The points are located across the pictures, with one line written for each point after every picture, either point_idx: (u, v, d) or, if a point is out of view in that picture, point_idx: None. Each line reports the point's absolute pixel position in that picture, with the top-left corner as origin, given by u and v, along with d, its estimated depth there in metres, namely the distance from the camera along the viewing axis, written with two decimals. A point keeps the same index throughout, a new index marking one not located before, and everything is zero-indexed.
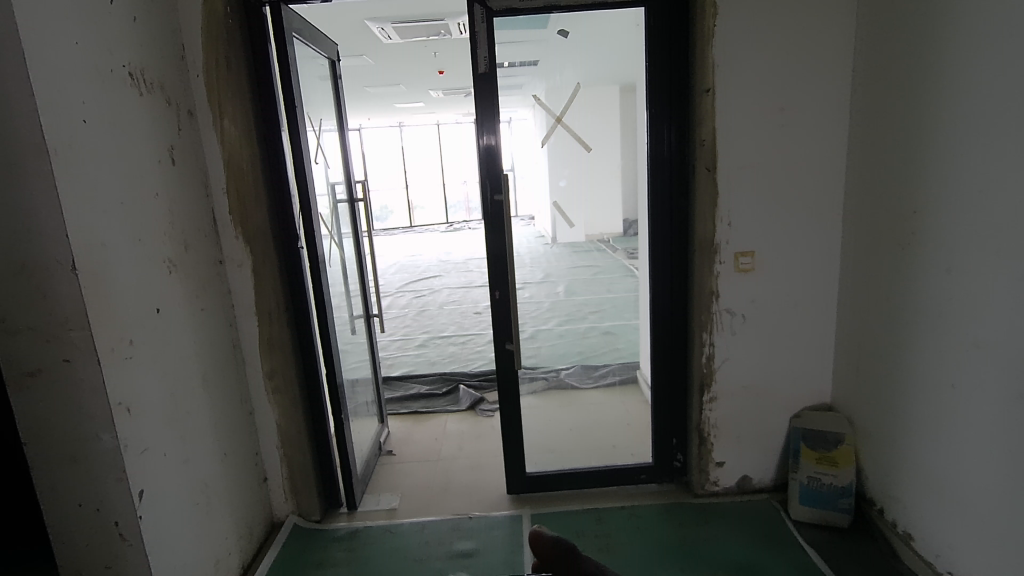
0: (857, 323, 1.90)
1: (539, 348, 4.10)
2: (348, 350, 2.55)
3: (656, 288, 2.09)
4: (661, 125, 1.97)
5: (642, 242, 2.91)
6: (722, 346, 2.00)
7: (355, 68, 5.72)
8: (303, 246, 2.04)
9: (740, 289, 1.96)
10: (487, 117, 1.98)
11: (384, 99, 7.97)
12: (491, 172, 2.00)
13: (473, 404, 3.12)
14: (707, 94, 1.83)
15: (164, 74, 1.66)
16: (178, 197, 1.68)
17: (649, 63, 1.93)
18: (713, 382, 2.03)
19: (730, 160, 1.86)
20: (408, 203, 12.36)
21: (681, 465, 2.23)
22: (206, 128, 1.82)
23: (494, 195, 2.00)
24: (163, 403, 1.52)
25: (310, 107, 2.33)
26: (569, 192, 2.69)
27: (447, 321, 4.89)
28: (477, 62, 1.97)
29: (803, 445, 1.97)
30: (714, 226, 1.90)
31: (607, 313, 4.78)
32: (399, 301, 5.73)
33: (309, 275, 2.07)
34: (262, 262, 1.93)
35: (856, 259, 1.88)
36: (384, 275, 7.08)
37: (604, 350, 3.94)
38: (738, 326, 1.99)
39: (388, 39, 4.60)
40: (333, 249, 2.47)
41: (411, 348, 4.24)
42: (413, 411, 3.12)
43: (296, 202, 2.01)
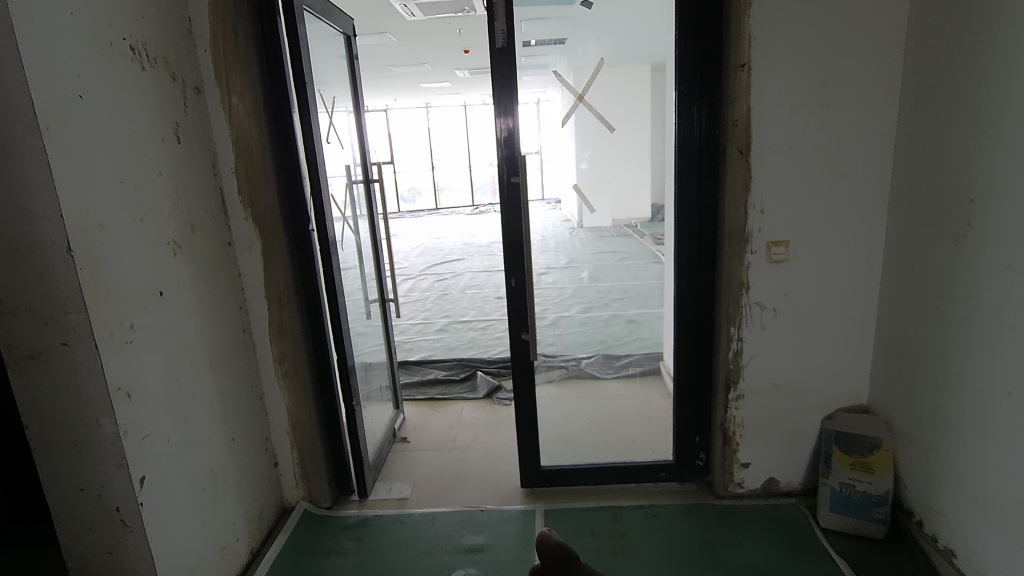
0: (900, 320, 1.76)
1: (561, 335, 4.01)
2: (363, 335, 2.50)
3: (681, 278, 1.97)
4: (690, 104, 1.83)
5: (668, 228, 2.77)
6: (751, 341, 1.88)
7: (378, 47, 5.64)
8: (314, 229, 1.98)
9: (772, 281, 1.83)
10: (504, 99, 1.87)
11: (409, 78, 7.88)
12: (508, 154, 1.90)
13: (490, 391, 3.06)
14: (742, 70, 1.69)
15: (170, 49, 1.60)
16: (184, 178, 1.63)
17: (680, 37, 1.78)
18: (740, 379, 1.92)
19: (765, 141, 1.72)
20: (434, 185, 12.33)
21: (704, 464, 2.13)
22: (214, 107, 1.76)
23: (511, 177, 1.91)
24: (165, 388, 1.49)
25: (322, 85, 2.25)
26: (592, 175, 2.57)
27: (468, 306, 4.83)
28: (493, 35, 1.85)
29: (836, 448, 1.85)
30: (746, 213, 1.78)
31: (632, 301, 4.66)
32: (422, 285, 5.70)
33: (320, 259, 2.01)
34: (273, 245, 1.89)
35: (900, 250, 1.73)
36: (408, 258, 7.07)
37: (628, 338, 3.83)
38: (768, 320, 1.87)
39: (412, 16, 4.50)
40: (348, 234, 2.41)
41: (431, 332, 4.19)
42: (429, 397, 3.08)
43: (308, 184, 1.95)
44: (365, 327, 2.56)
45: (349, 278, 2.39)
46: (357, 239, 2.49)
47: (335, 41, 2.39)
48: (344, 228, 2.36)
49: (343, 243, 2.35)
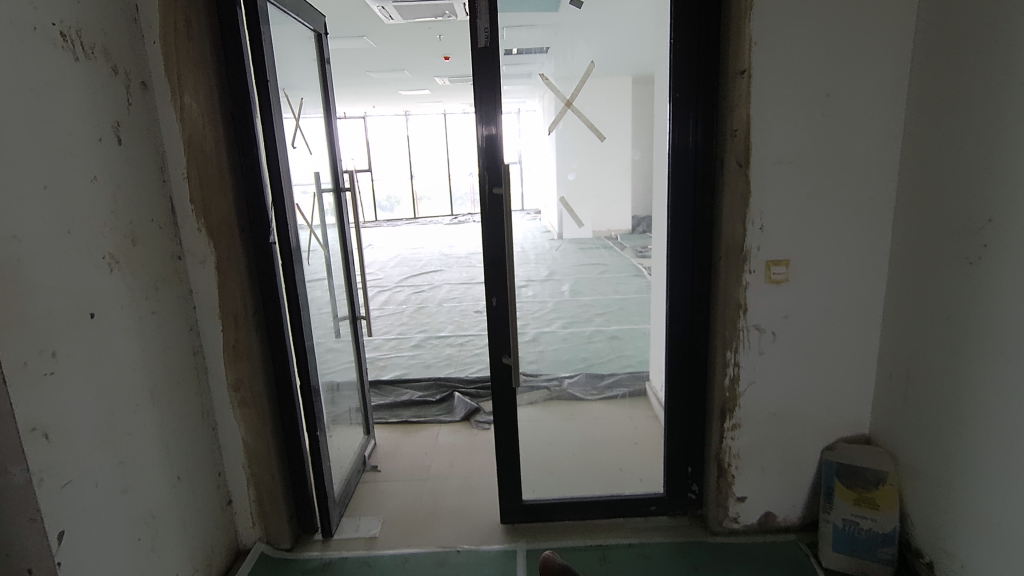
0: (904, 347, 1.66)
1: (542, 352, 3.87)
2: (329, 356, 2.32)
3: (674, 298, 1.84)
4: (686, 113, 1.72)
5: (657, 243, 2.65)
6: (748, 367, 1.76)
7: (354, 51, 5.48)
8: (275, 241, 1.80)
9: (771, 303, 1.72)
10: (486, 106, 1.73)
11: (388, 85, 7.73)
12: (490, 164, 1.75)
13: (468, 414, 2.89)
14: (742, 77, 1.57)
15: (111, 39, 1.42)
16: (125, 184, 1.45)
17: (676, 41, 1.67)
18: (736, 408, 1.79)
19: (765, 154, 1.61)
20: (412, 194, 12.15)
21: (696, 497, 2.00)
22: (164, 105, 1.58)
23: (493, 188, 1.76)
24: (95, 423, 1.30)
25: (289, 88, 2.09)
26: (578, 186, 2.44)
27: (445, 320, 4.67)
28: (475, 34, 1.71)
29: (838, 481, 1.73)
30: (745, 230, 1.66)
31: (614, 316, 4.54)
32: (397, 297, 5.51)
33: (282, 274, 1.83)
34: (229, 259, 1.70)
35: (907, 272, 1.63)
36: (384, 269, 6.88)
37: (611, 356, 3.70)
38: (767, 345, 1.75)
39: (390, 20, 4.35)
40: (315, 248, 2.25)
41: (406, 348, 4.02)
42: (403, 420, 2.90)
43: (269, 192, 1.77)
44: (333, 346, 2.39)
45: (315, 295, 2.21)
46: (326, 253, 2.32)
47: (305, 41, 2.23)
48: (310, 242, 2.19)
49: (309, 258, 2.18)
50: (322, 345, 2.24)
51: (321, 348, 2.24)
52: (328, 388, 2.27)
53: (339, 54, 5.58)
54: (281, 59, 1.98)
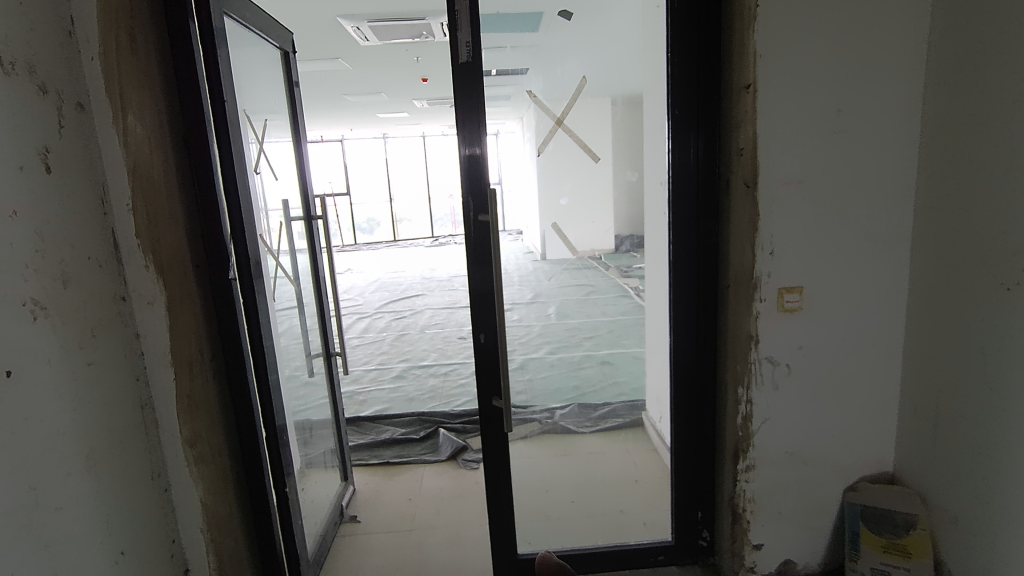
0: (930, 378, 1.52)
1: (530, 381, 3.69)
2: (297, 397, 2.12)
3: (678, 330, 1.70)
4: (685, 132, 1.59)
5: (655, 266, 2.50)
6: (761, 404, 1.61)
7: (329, 73, 5.34)
8: (235, 278, 1.61)
9: (784, 333, 1.58)
10: (470, 127, 1.58)
11: (365, 108, 7.60)
12: (475, 188, 1.60)
13: (454, 453, 2.69)
14: (747, 91, 1.45)
15: (38, 53, 1.23)
16: (54, 219, 1.25)
17: (673, 54, 1.55)
18: (750, 448, 1.64)
19: (775, 173, 1.48)
20: (391, 216, 11.98)
21: (708, 544, 1.84)
22: (105, 127, 1.38)
23: (479, 214, 1.61)
24: (9, 505, 1.09)
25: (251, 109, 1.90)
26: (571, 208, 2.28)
27: (428, 347, 4.47)
28: (456, 47, 1.56)
29: (864, 527, 1.59)
30: (754, 256, 1.52)
31: (603, 339, 4.39)
32: (377, 324, 5.31)
33: (243, 314, 1.64)
34: (182, 300, 1.51)
35: (930, 297, 1.50)
36: (364, 295, 6.67)
37: (603, 383, 3.54)
38: (781, 379, 1.60)
39: (365, 40, 4.23)
40: (282, 281, 2.06)
41: (386, 380, 3.81)
42: (384, 462, 2.69)
43: (228, 223, 1.59)
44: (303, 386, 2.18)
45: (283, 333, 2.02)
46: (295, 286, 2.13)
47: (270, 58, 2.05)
48: (276, 274, 2.01)
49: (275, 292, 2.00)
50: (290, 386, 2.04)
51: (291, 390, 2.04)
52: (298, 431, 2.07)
53: (313, 76, 5.44)
54: (241, 77, 1.80)
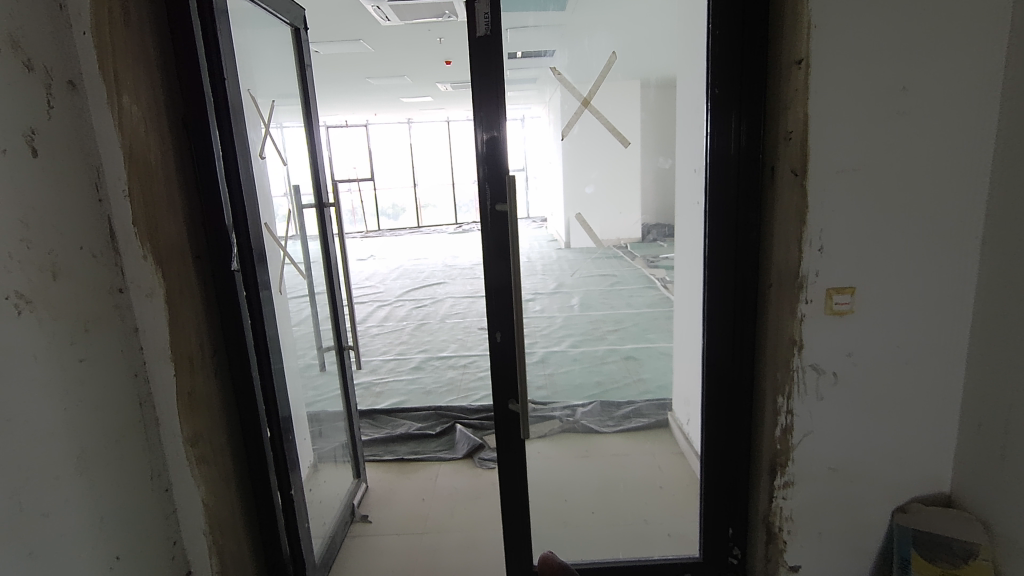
0: (997, 393, 1.36)
1: (551, 375, 3.58)
2: (301, 389, 2.08)
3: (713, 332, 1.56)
4: (726, 114, 1.43)
5: (687, 260, 2.34)
6: (804, 415, 1.47)
7: (351, 56, 5.24)
8: (238, 269, 1.52)
9: (832, 339, 1.42)
10: (488, 111, 1.46)
11: (389, 91, 7.50)
12: (492, 176, 1.48)
13: (471, 451, 2.60)
14: (798, 67, 1.29)
15: (24, 27, 1.15)
16: (42, 205, 1.17)
17: (714, 27, 1.39)
18: (789, 463, 1.50)
19: (827, 160, 1.32)
20: (416, 203, 11.93)
21: (738, 562, 1.71)
22: (99, 108, 1.30)
23: (496, 204, 1.48)
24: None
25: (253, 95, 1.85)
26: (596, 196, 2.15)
27: (448, 338, 4.39)
28: (474, 20, 1.42)
29: (916, 553, 1.43)
30: (801, 253, 1.37)
31: (628, 332, 4.25)
32: (399, 313, 5.25)
33: (247, 307, 1.55)
34: (182, 291, 1.43)
35: (1002, 302, 1.33)
36: (386, 282, 6.63)
37: (627, 379, 3.40)
38: (826, 389, 1.45)
39: (387, 21, 4.12)
40: (288, 271, 2.03)
41: (405, 370, 3.74)
42: (399, 457, 2.61)
43: (230, 210, 1.50)
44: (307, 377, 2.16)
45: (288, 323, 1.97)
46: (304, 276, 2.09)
47: (278, 38, 1.96)
48: (282, 265, 1.98)
49: (281, 283, 1.98)
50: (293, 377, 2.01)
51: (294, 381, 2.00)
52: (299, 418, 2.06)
53: (335, 59, 5.36)
54: (242, 59, 1.72)
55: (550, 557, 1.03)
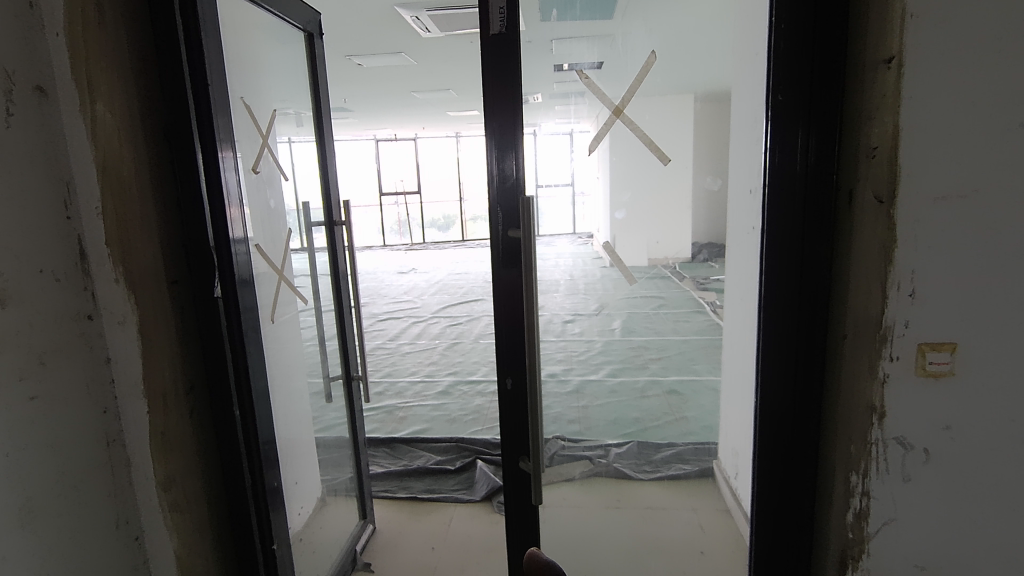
0: None
1: (585, 407, 3.32)
2: (302, 416, 2.01)
3: (769, 388, 1.28)
4: (790, 125, 1.17)
5: (739, 292, 2.06)
6: (885, 498, 1.17)
7: (394, 69, 5.19)
8: (221, 295, 1.38)
9: (923, 407, 1.13)
10: (502, 126, 1.26)
11: (435, 105, 7.46)
12: (506, 196, 1.27)
13: (490, 493, 2.38)
14: (887, 69, 1.03)
15: None
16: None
17: (777, 21, 1.14)
18: (864, 556, 1.20)
19: (922, 184, 1.04)
20: (461, 216, 11.89)
21: None
22: (72, 116, 1.18)
23: (510, 229, 1.28)
24: None
25: (248, 107, 1.71)
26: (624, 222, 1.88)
27: (479, 360, 4.20)
28: (487, 15, 1.23)
29: None
30: (886, 298, 1.09)
31: (672, 362, 3.93)
32: (433, 330, 5.12)
33: (229, 337, 1.40)
34: (158, 320, 1.28)
35: None
36: (424, 296, 6.54)
37: (668, 416, 3.11)
38: (914, 468, 1.16)
39: (428, 33, 4.03)
40: (285, 292, 1.88)
41: (431, 394, 3.56)
42: (413, 495, 2.42)
43: (214, 231, 1.35)
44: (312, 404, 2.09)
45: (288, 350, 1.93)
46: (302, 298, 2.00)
47: (279, 42, 1.85)
48: (277, 288, 1.82)
49: (276, 308, 1.82)
50: (290, 406, 1.91)
51: (289, 413, 1.91)
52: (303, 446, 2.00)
53: (379, 72, 5.33)
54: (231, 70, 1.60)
55: (536, 553, 0.90)
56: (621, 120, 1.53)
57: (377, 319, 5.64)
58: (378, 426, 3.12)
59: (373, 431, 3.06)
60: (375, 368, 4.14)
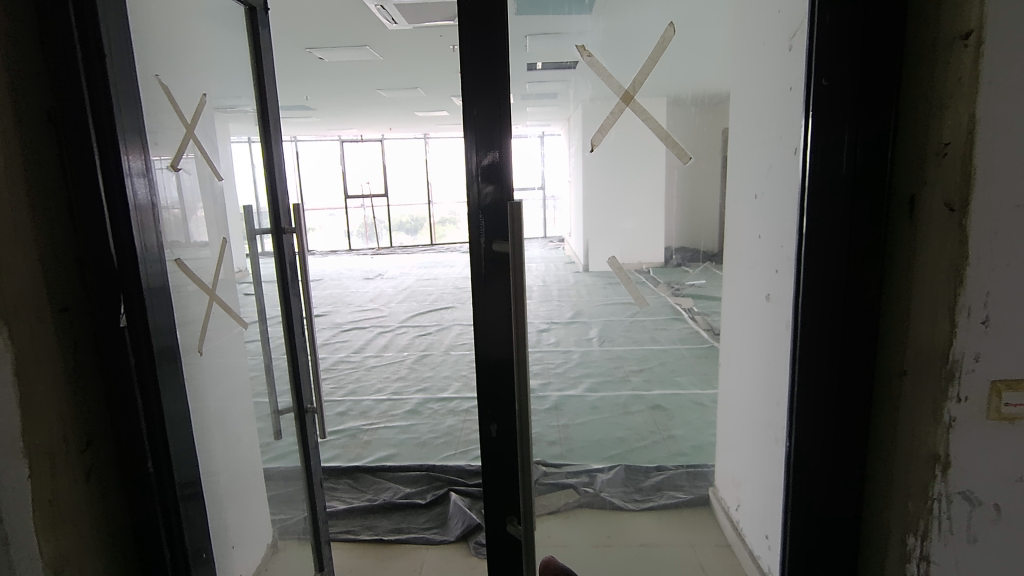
0: None
1: (565, 426, 3.10)
2: (236, 457, 1.74)
3: (805, 433, 1.07)
4: (835, 117, 0.96)
5: (742, 307, 1.85)
6: (946, 564, 0.98)
7: (356, 63, 4.87)
8: (126, 323, 1.09)
9: (995, 457, 0.93)
10: (484, 118, 1.03)
11: (402, 104, 7.15)
12: (490, 200, 1.04)
13: (466, 533, 2.12)
14: (964, 47, 0.83)
15: None
16: None
17: None
18: None
19: (1003, 189, 0.85)
20: (429, 219, 11.58)
21: None
22: None
23: (493, 241, 1.05)
24: None
25: (166, 88, 1.37)
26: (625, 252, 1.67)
27: (450, 374, 3.93)
28: None
29: None
30: (954, 328, 0.89)
31: (653, 373, 3.75)
32: (400, 341, 4.82)
33: (136, 373, 1.10)
34: (40, 357, 0.97)
35: None
36: (391, 304, 6.22)
37: (653, 435, 2.92)
38: (982, 528, 0.96)
39: (393, 23, 3.74)
40: (217, 314, 1.60)
41: (398, 415, 3.29)
42: (378, 536, 2.15)
43: (114, 240, 1.06)
44: (252, 432, 1.86)
45: (219, 382, 1.66)
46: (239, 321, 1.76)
47: (207, 16, 1.55)
48: (208, 312, 1.54)
49: (205, 338, 1.55)
50: (222, 445, 1.67)
51: (219, 452, 1.65)
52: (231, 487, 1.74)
53: (341, 67, 5.00)
54: (140, 43, 1.26)
55: None
56: (632, 108, 1.23)
57: (341, 329, 5.31)
58: (340, 453, 2.82)
59: (333, 459, 2.77)
60: (337, 385, 3.83)
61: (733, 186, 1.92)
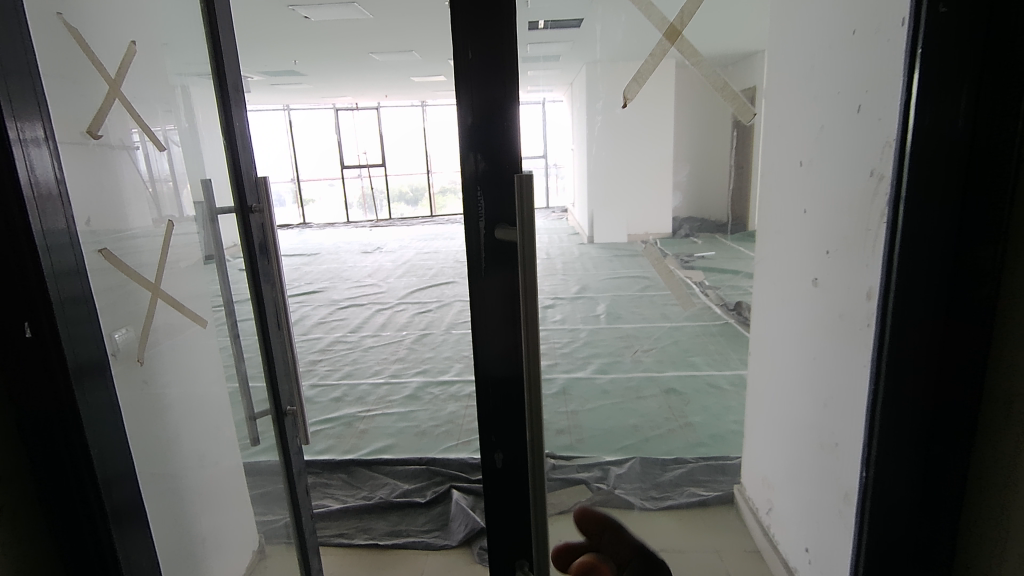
0: None
1: (573, 411, 2.91)
2: (207, 466, 1.55)
3: (890, 455, 0.86)
4: (947, 59, 0.74)
5: (785, 290, 1.60)
6: None
7: (345, 23, 4.52)
8: (31, 333, 0.87)
9: None
10: (482, 63, 0.78)
11: (396, 68, 6.79)
12: (486, 175, 0.82)
13: (470, 536, 1.95)
14: None
15: None
16: None
17: None
18: None
19: None
20: (429, 189, 11.26)
21: None
22: None
23: (493, 228, 0.83)
24: None
25: (71, 30, 1.10)
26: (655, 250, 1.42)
27: (451, 355, 3.73)
28: None
29: None
30: None
31: (666, 352, 3.56)
32: (399, 319, 4.61)
33: (48, 395, 0.88)
34: None
35: None
36: (390, 280, 6.00)
37: (668, 422, 2.72)
38: None
39: None
40: (162, 309, 1.36)
41: (396, 400, 3.10)
42: (374, 540, 1.98)
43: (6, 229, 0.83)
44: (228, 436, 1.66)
45: (181, 386, 1.44)
46: (196, 317, 1.53)
47: None
48: (149, 309, 1.31)
49: (148, 338, 1.31)
50: (188, 456, 1.46)
51: (186, 464, 1.45)
52: (202, 498, 1.54)
53: (328, 28, 4.65)
54: None
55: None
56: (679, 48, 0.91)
57: (338, 307, 5.10)
58: (334, 444, 2.64)
59: (326, 451, 2.59)
60: (333, 368, 3.64)
61: (775, 152, 1.63)
